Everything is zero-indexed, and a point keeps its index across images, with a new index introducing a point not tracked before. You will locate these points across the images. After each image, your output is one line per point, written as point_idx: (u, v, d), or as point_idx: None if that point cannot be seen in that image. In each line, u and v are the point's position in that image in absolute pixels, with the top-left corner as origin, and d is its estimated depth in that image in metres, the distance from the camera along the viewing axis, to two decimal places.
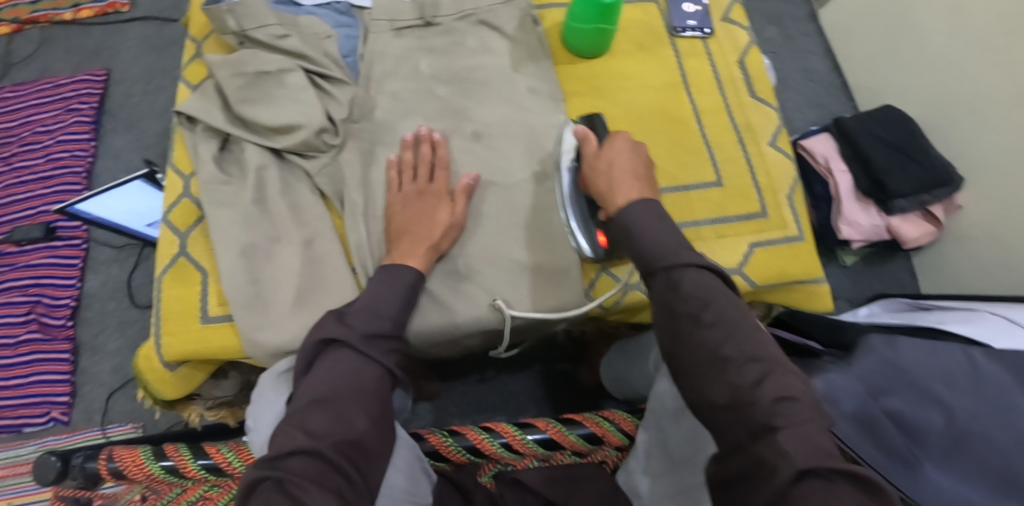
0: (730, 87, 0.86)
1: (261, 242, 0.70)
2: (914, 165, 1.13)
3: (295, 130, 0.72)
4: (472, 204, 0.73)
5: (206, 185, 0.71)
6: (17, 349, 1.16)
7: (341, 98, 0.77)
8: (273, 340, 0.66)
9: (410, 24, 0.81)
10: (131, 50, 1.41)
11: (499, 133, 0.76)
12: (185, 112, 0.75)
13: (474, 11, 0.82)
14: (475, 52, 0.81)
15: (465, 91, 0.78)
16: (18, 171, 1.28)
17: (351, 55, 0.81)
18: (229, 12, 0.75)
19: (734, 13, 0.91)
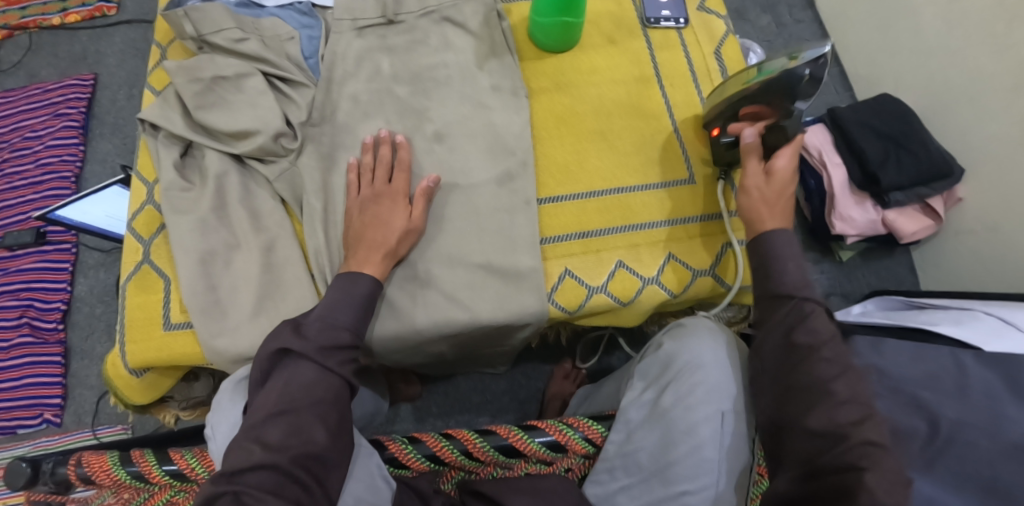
0: (706, 79, 0.83)
1: (219, 248, 0.69)
2: (908, 156, 1.09)
3: (255, 136, 0.71)
4: (433, 208, 0.71)
5: (166, 191, 0.71)
6: (9, 352, 1.18)
7: (304, 102, 0.76)
8: (232, 348, 0.66)
9: (372, 23, 0.80)
10: (117, 54, 1.42)
11: (460, 133, 0.75)
12: (147, 119, 0.73)
13: (438, 8, 0.81)
14: (436, 50, 0.79)
15: (425, 90, 0.77)
16: (8, 177, 1.29)
17: (313, 56, 0.79)
18: (186, 17, 0.74)
19: (711, 1, 0.88)
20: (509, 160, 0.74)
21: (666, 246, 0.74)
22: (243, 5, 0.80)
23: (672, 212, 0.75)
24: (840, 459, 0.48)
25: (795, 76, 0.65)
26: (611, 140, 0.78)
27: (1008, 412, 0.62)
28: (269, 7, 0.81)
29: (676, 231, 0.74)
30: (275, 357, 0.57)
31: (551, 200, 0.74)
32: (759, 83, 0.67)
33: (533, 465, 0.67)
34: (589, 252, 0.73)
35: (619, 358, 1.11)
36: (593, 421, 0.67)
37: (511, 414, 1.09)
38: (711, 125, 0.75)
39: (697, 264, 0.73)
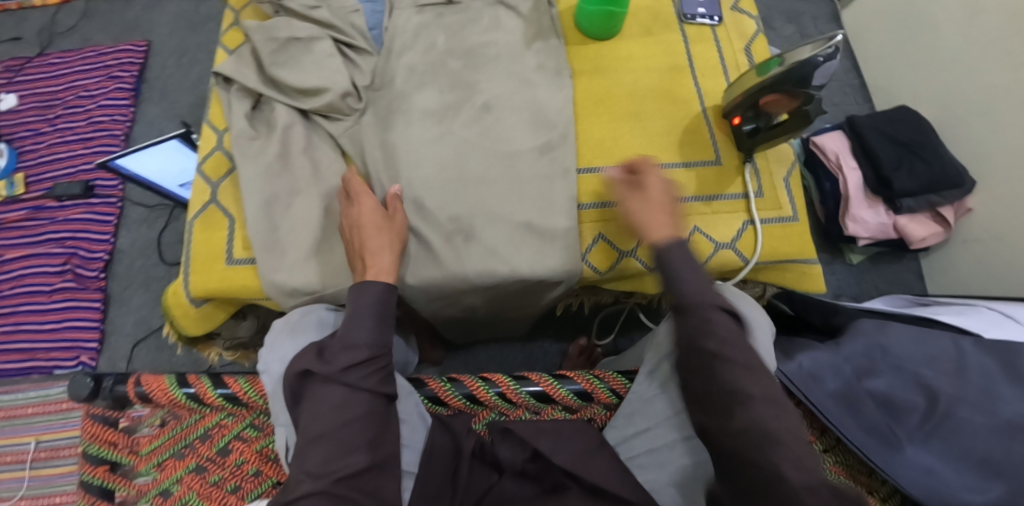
0: (736, 73, 0.88)
1: (281, 193, 0.75)
2: (920, 164, 1.14)
3: (322, 94, 0.78)
4: (477, 171, 0.77)
5: (236, 138, 0.77)
6: (52, 296, 1.24)
7: (366, 68, 0.82)
8: (289, 282, 0.72)
9: (431, 2, 0.86)
10: (168, 24, 1.49)
11: (506, 104, 0.80)
12: (222, 74, 0.80)
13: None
14: (487, 30, 0.84)
15: (475, 65, 0.82)
16: (61, 132, 1.36)
17: (376, 27, 0.87)
18: None
19: (744, 2, 0.93)
20: (549, 132, 0.80)
21: (692, 220, 0.79)
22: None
23: (697, 189, 0.80)
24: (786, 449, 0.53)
25: (812, 64, 0.66)
26: (644, 121, 0.83)
27: (1001, 392, 0.69)
28: None
29: (700, 207, 0.80)
30: (297, 379, 0.59)
31: (589, 169, 0.81)
32: (773, 75, 0.70)
33: (559, 411, 0.74)
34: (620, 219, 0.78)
35: (627, 342, 1.15)
36: (618, 374, 0.73)
37: None
38: (731, 113, 0.79)
39: (721, 238, 0.78)
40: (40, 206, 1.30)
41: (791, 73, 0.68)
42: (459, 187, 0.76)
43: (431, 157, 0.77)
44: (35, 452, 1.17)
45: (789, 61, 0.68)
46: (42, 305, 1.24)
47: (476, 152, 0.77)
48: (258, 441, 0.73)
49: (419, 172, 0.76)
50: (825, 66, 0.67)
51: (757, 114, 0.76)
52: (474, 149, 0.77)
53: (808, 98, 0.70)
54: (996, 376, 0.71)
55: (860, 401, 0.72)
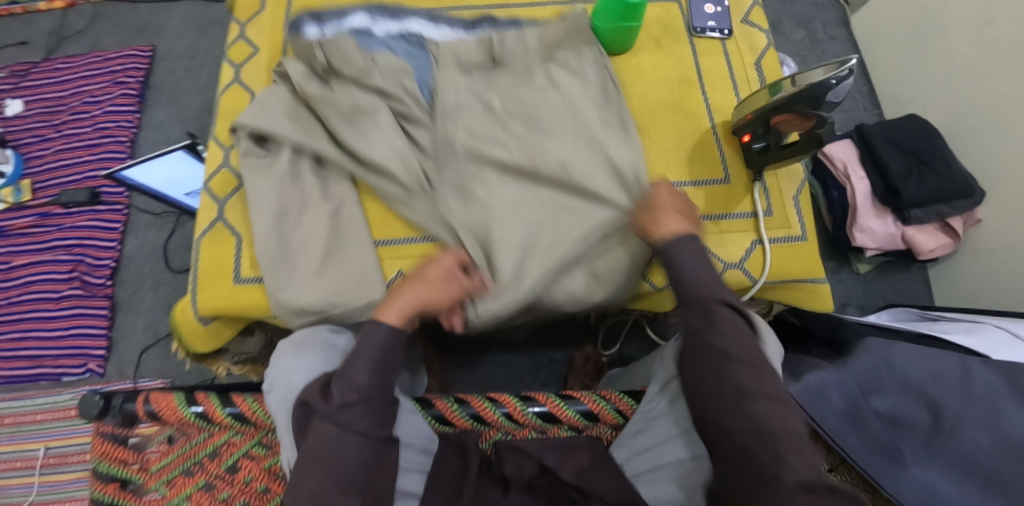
0: (745, 87, 0.87)
1: (291, 209, 0.74)
2: (929, 174, 1.13)
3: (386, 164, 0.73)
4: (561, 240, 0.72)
5: (244, 156, 0.76)
6: (60, 303, 1.25)
7: (425, 132, 0.77)
8: (297, 300, 0.71)
9: (483, 60, 0.82)
10: (175, 28, 1.48)
11: (583, 171, 0.74)
12: (235, 123, 0.77)
13: (546, 46, 0.82)
14: (543, 89, 0.80)
15: (535, 126, 0.77)
16: (67, 138, 1.36)
17: (426, 86, 0.80)
18: (318, 44, 0.78)
19: (754, 15, 0.92)
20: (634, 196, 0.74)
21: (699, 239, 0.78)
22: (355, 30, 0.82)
23: (705, 208, 0.79)
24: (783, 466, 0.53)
25: (826, 86, 0.66)
26: (653, 137, 0.83)
27: (1008, 409, 0.70)
28: (380, 35, 0.83)
29: (708, 226, 0.79)
30: (302, 409, 0.61)
31: None
32: (785, 95, 0.69)
33: (565, 432, 0.75)
34: None
35: (632, 346, 1.16)
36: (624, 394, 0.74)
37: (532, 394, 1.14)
38: (741, 130, 0.78)
39: (727, 258, 0.78)
40: (47, 212, 1.31)
41: (803, 93, 0.67)
42: (548, 259, 0.71)
43: (514, 229, 0.72)
44: (44, 458, 1.19)
45: (802, 81, 0.67)
46: (50, 311, 1.24)
47: (548, 221, 0.73)
48: (266, 459, 0.74)
49: (507, 247, 0.71)
50: (838, 88, 0.66)
51: (767, 131, 0.75)
52: (552, 217, 0.73)
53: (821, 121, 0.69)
54: (1002, 393, 0.71)
55: (865, 417, 0.72)
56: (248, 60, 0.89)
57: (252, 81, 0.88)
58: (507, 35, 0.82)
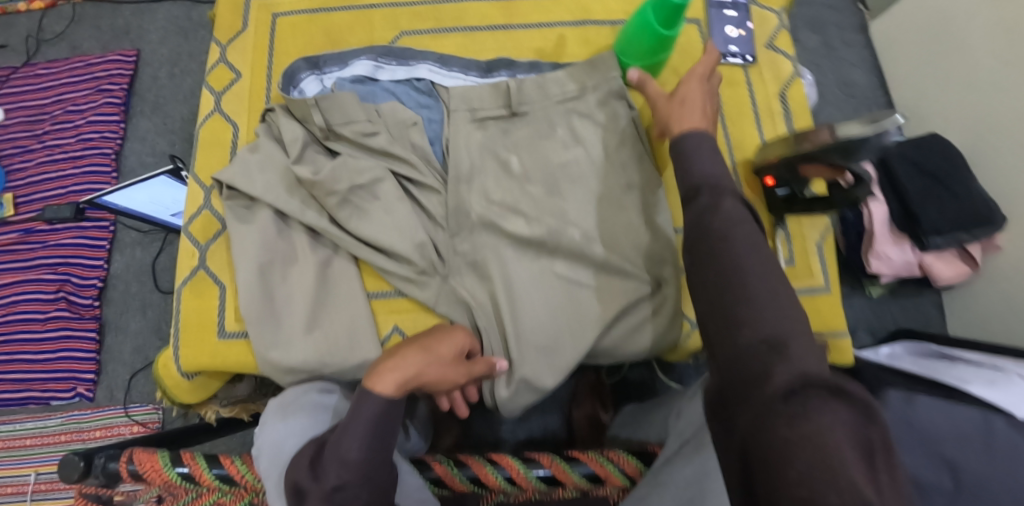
0: (768, 120, 0.82)
1: (278, 260, 0.69)
2: (948, 200, 1.08)
3: (396, 236, 0.68)
4: (577, 308, 0.69)
5: (228, 204, 0.71)
6: (45, 324, 1.20)
7: (436, 198, 0.73)
8: (285, 360, 0.66)
9: (495, 114, 0.77)
10: (159, 30, 1.41)
11: (606, 237, 0.71)
12: (223, 181, 0.71)
13: (564, 98, 0.77)
14: (566, 146, 0.75)
15: (558, 189, 0.72)
16: (49, 149, 1.30)
17: (436, 141, 0.77)
18: (315, 106, 0.71)
19: (779, 40, 0.86)
20: (662, 269, 0.71)
21: None
22: (356, 80, 0.80)
23: None
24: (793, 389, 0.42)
25: (858, 142, 0.59)
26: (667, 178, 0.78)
27: None
28: (383, 81, 0.81)
29: None
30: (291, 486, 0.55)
31: None
32: (815, 145, 0.64)
33: (571, 493, 0.70)
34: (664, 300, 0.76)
35: (637, 370, 1.12)
36: (631, 456, 0.70)
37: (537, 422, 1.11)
38: (765, 172, 0.74)
39: None
40: (31, 228, 1.26)
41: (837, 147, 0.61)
42: (574, 337, 0.67)
43: (538, 304, 0.68)
44: (35, 484, 1.16)
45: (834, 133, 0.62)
46: (36, 333, 1.20)
47: (566, 287, 0.69)
48: None
49: (529, 323, 0.67)
50: (876, 146, 0.60)
51: (793, 177, 0.69)
52: (575, 290, 0.69)
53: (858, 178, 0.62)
54: None
55: None
56: (229, 87, 0.83)
57: (235, 110, 0.82)
58: (523, 86, 0.77)
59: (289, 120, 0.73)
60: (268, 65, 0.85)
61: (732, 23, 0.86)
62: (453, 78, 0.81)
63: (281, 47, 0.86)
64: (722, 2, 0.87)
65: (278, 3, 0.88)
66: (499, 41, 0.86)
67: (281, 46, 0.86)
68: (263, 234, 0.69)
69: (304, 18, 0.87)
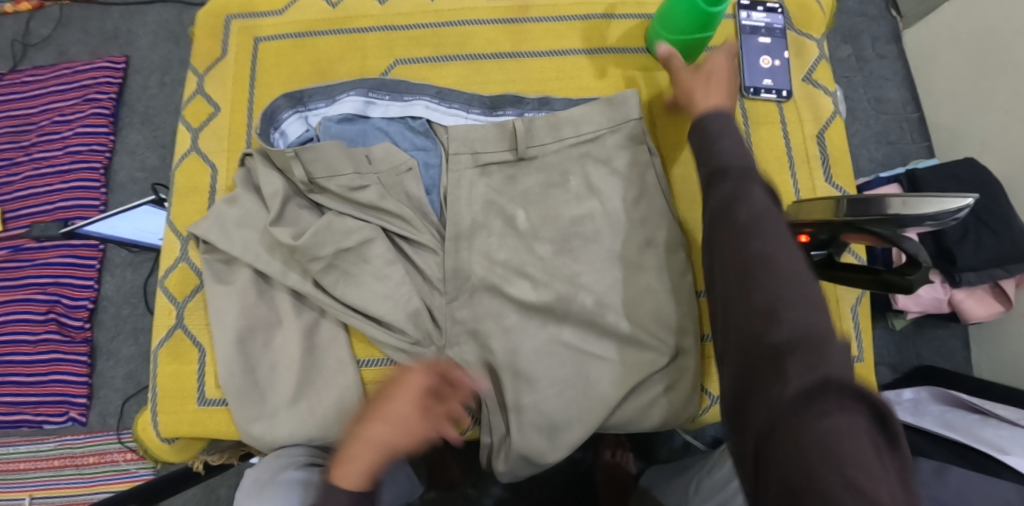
0: (804, 167, 0.75)
1: (260, 326, 0.65)
2: (989, 237, 1.01)
3: (386, 303, 0.63)
4: (588, 383, 0.62)
5: (206, 260, 0.67)
6: (36, 347, 1.17)
7: (433, 256, 0.68)
8: (271, 436, 0.62)
9: (501, 157, 0.70)
10: (149, 35, 1.34)
11: (620, 304, 0.64)
12: (199, 237, 0.66)
13: (577, 141, 0.70)
14: (579, 198, 0.68)
15: (570, 249, 0.66)
16: (37, 162, 1.25)
17: (433, 189, 0.71)
18: (296, 158, 0.64)
19: (818, 73, 0.78)
20: (682, 339, 0.64)
21: None
22: (344, 119, 0.74)
23: None
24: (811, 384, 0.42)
25: (918, 222, 0.54)
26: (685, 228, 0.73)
27: None
28: (375, 118, 0.75)
29: None
30: None
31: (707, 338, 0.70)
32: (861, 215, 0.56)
33: None
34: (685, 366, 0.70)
35: None
36: None
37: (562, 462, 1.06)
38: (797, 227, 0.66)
39: None
40: (19, 246, 1.21)
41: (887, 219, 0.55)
42: (582, 416, 0.61)
43: (545, 382, 0.62)
44: None
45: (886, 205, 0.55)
46: (26, 355, 1.17)
47: (574, 360, 0.63)
48: None
49: (534, 402, 0.62)
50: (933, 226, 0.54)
51: (832, 241, 0.63)
52: (586, 361, 0.63)
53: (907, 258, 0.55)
54: None
55: None
56: (207, 122, 0.79)
57: (213, 149, 0.77)
58: (532, 126, 0.70)
59: (270, 169, 0.66)
60: (249, 98, 0.80)
61: (766, 53, 0.78)
62: (453, 115, 0.75)
63: (263, 76, 0.80)
64: (756, 27, 0.78)
65: (260, 26, 0.82)
66: (506, 72, 0.79)
67: (263, 77, 0.80)
68: (242, 298, 0.65)
69: (290, 43, 0.81)
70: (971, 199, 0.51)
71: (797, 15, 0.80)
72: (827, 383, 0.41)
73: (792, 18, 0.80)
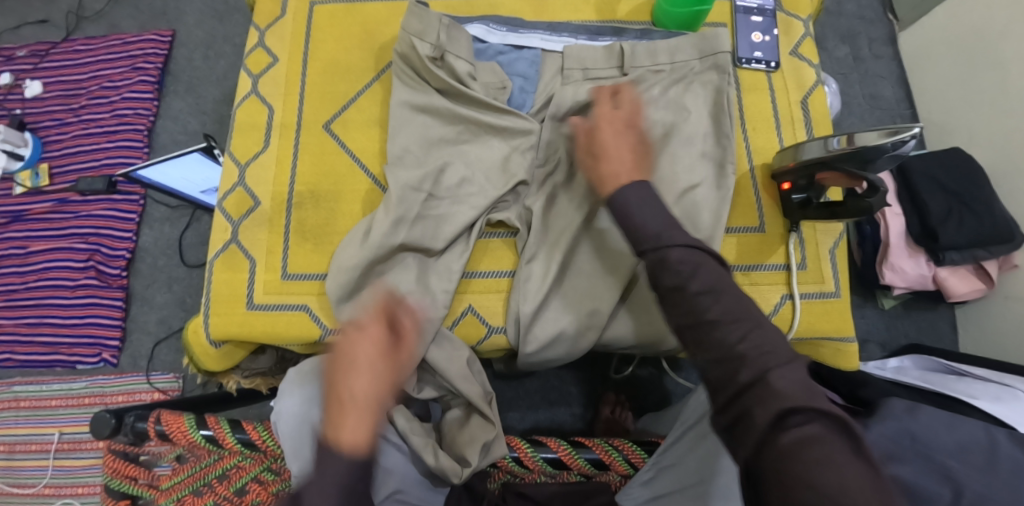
0: (789, 127, 0.83)
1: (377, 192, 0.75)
2: (970, 216, 1.07)
3: (475, 194, 0.78)
4: (615, 259, 0.74)
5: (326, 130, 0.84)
6: (75, 291, 1.25)
7: (525, 147, 0.80)
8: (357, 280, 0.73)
9: (602, 73, 0.82)
10: (196, 13, 1.45)
11: (671, 192, 0.75)
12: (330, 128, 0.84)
13: (670, 66, 0.81)
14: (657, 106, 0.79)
15: None
16: (85, 123, 1.35)
17: (525, 107, 0.84)
18: (417, 38, 0.80)
19: (805, 47, 0.87)
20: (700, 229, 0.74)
21: (758, 290, 0.74)
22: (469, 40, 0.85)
23: (738, 257, 0.75)
24: (780, 415, 0.46)
25: (880, 152, 0.61)
26: (752, 126, 0.82)
27: None
28: (493, 43, 0.86)
29: (740, 278, 0.74)
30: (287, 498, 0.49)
31: (744, 268, 0.75)
32: (838, 152, 0.64)
33: (575, 476, 0.73)
34: (747, 283, 0.75)
35: (645, 368, 1.14)
36: (635, 444, 0.73)
37: (565, 413, 1.14)
38: (782, 177, 0.74)
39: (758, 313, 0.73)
40: (65, 199, 1.30)
41: (855, 153, 0.63)
42: (591, 300, 0.74)
43: (592, 251, 0.76)
44: (58, 443, 1.20)
45: (855, 142, 0.62)
46: (65, 299, 1.25)
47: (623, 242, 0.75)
48: (275, 484, 0.73)
49: (567, 278, 0.75)
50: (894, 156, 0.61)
51: (810, 184, 0.71)
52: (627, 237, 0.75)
53: (873, 188, 0.63)
54: None
55: None
56: (266, 70, 0.89)
57: (270, 93, 0.87)
58: (635, 49, 0.82)
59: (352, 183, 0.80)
60: (303, 50, 0.89)
61: (758, 29, 0.86)
62: (565, 41, 0.86)
63: (316, 33, 0.90)
64: (749, 8, 0.87)
65: None
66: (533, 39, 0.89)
67: (317, 35, 0.90)
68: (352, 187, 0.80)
69: (341, 8, 0.91)
70: (918, 128, 0.59)
71: None
72: (788, 412, 0.46)
73: (782, 2, 0.89)
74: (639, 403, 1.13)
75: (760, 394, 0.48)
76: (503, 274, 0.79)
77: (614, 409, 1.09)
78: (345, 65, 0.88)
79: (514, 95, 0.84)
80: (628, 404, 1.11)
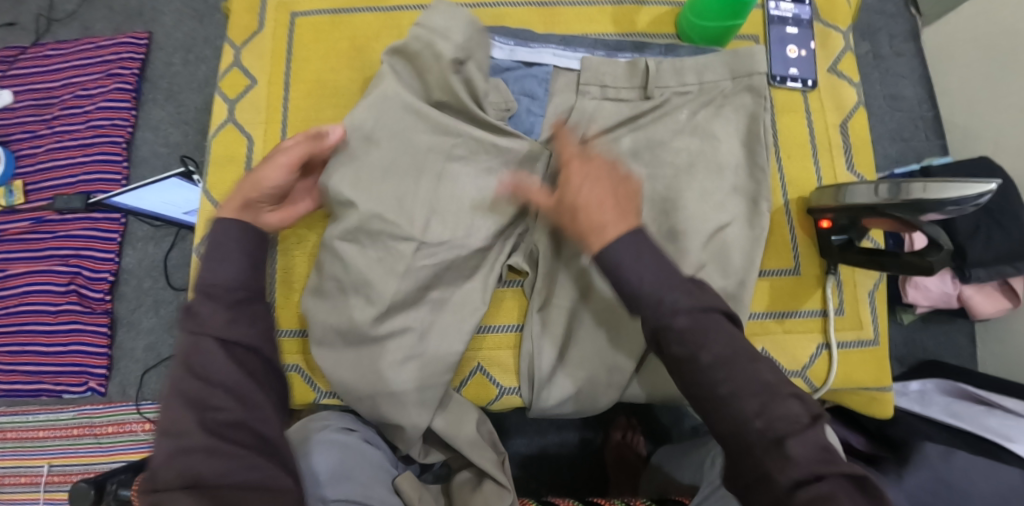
0: (826, 154, 0.76)
1: (367, 245, 0.68)
2: (999, 233, 1.01)
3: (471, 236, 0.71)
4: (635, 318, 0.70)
5: None
6: (57, 317, 1.19)
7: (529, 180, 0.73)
8: (355, 337, 0.68)
9: (624, 93, 0.75)
10: (173, 13, 1.35)
11: (699, 233, 0.68)
12: None
13: (699, 88, 0.74)
14: (681, 134, 0.73)
15: (661, 176, 0.71)
16: (59, 135, 1.26)
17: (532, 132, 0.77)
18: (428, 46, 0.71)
19: (843, 64, 0.80)
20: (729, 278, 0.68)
21: (792, 339, 0.70)
22: None
23: (771, 303, 0.71)
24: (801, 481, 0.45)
25: (939, 206, 0.56)
26: (787, 154, 0.76)
27: None
28: (498, 59, 0.79)
29: (773, 325, 0.70)
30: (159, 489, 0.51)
31: (778, 315, 0.71)
32: (892, 200, 0.59)
33: None
34: (782, 331, 0.70)
35: None
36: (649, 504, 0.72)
37: (573, 437, 1.09)
38: (819, 213, 0.69)
39: (790, 366, 0.69)
40: (41, 218, 1.23)
41: (912, 205, 0.58)
42: (612, 356, 0.70)
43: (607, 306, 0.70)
44: (48, 476, 1.16)
45: (914, 192, 0.57)
46: (46, 325, 1.19)
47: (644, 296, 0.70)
48: None
49: (581, 332, 0.71)
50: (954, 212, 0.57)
51: (852, 226, 0.66)
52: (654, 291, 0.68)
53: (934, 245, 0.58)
54: None
55: None
56: (243, 94, 0.82)
57: (249, 121, 0.81)
58: (661, 67, 0.74)
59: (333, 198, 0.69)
60: (286, 71, 0.82)
61: (793, 43, 0.79)
62: (580, 56, 0.78)
63: (300, 50, 0.82)
64: (784, 17, 0.79)
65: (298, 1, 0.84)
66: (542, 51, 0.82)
67: (300, 51, 0.82)
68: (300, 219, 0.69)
69: (326, 19, 0.83)
70: (993, 184, 0.54)
71: (823, 5, 0.82)
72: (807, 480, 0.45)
73: (819, 10, 0.82)
74: (649, 426, 1.09)
75: (787, 462, 0.46)
76: (511, 329, 0.75)
77: (625, 433, 1.06)
78: (334, 86, 0.80)
79: (521, 118, 0.78)
80: (639, 427, 1.07)
